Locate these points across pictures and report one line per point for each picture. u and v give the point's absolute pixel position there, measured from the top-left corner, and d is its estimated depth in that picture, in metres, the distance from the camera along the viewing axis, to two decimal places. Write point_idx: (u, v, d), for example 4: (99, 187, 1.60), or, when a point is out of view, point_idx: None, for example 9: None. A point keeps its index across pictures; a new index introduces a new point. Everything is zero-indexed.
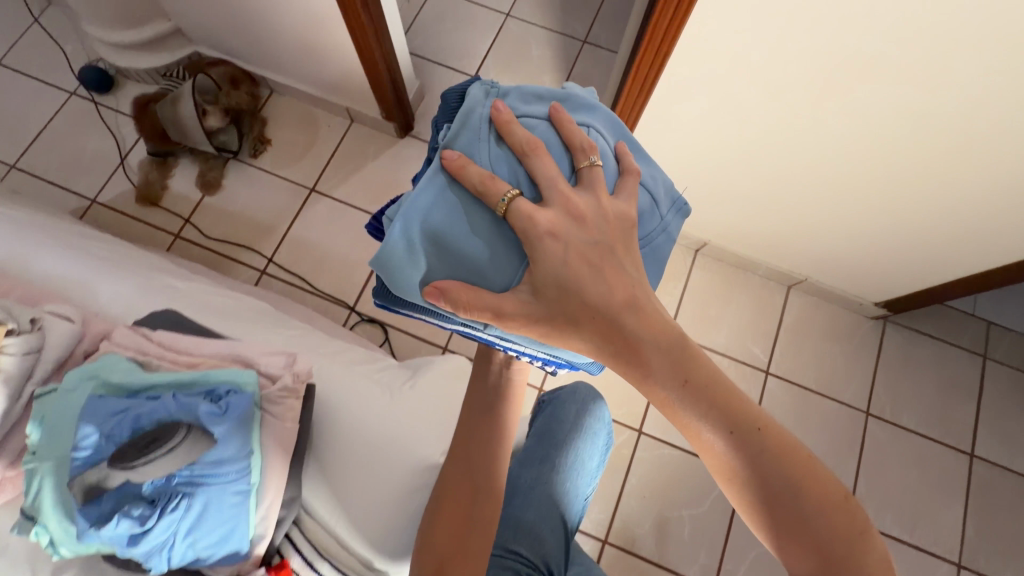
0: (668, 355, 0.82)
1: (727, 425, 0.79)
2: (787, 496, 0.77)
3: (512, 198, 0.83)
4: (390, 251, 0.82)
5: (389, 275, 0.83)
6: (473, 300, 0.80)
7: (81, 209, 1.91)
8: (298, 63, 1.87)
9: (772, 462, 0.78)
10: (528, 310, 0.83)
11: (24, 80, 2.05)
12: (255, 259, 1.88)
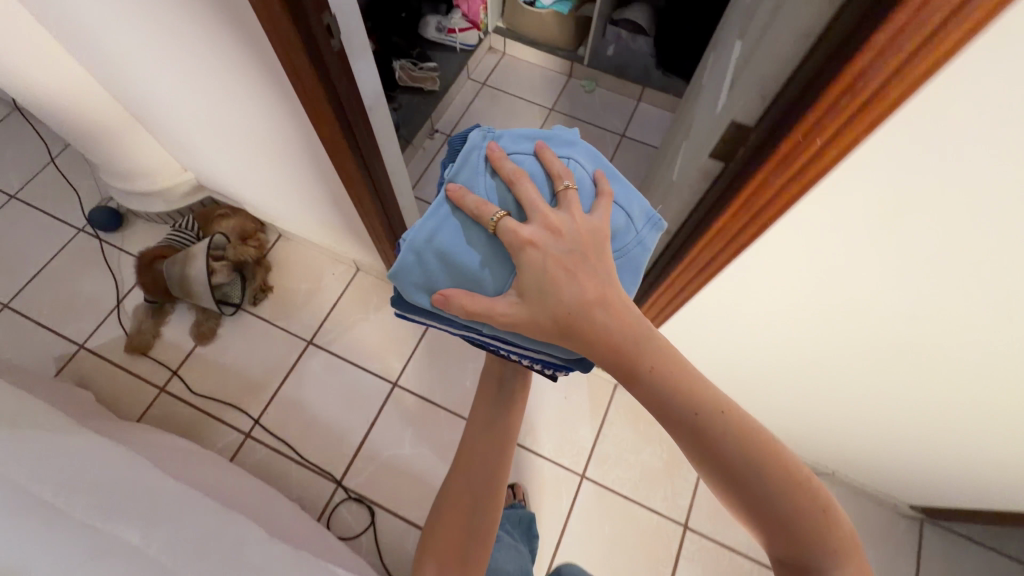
0: (646, 351, 0.77)
1: (690, 414, 0.75)
2: (751, 482, 0.73)
3: (503, 218, 0.80)
4: (406, 269, 0.83)
5: (402, 288, 0.84)
6: (471, 303, 0.78)
7: (66, 356, 1.82)
8: (307, 220, 1.86)
9: (738, 451, 0.74)
10: (520, 309, 0.78)
11: (33, 216, 2.04)
12: (241, 420, 1.76)
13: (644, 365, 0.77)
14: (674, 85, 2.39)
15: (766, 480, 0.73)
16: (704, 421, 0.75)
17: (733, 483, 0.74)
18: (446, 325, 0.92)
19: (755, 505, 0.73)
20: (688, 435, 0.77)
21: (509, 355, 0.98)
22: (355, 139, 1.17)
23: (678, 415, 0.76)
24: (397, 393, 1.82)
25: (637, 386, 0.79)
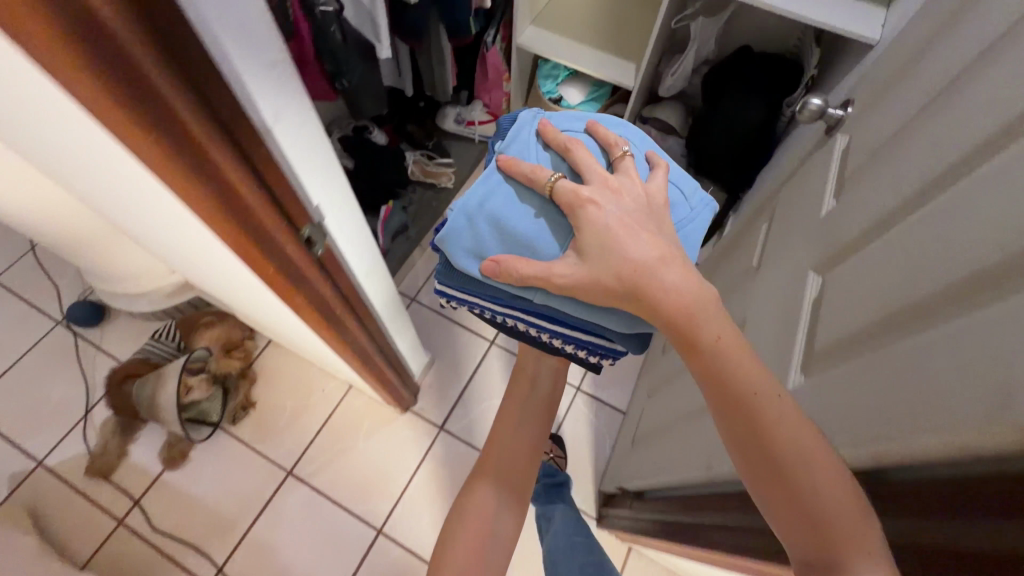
0: (714, 326, 0.71)
1: (742, 394, 0.67)
2: (808, 474, 0.61)
3: (560, 182, 0.81)
4: (459, 235, 0.87)
5: (453, 253, 0.88)
6: (528, 266, 0.80)
7: (21, 475, 1.65)
8: (297, 338, 1.69)
9: (798, 441, 0.63)
10: (577, 267, 0.78)
11: (10, 305, 1.90)
12: (203, 567, 1.56)
13: (709, 333, 0.71)
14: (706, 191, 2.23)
15: (825, 477, 0.60)
16: (762, 399, 0.66)
17: (782, 473, 0.62)
18: (488, 300, 0.95)
19: (807, 502, 0.60)
20: (746, 416, 0.66)
21: (550, 338, 0.99)
22: (353, 299, 1.02)
23: (733, 392, 0.68)
24: (381, 542, 1.61)
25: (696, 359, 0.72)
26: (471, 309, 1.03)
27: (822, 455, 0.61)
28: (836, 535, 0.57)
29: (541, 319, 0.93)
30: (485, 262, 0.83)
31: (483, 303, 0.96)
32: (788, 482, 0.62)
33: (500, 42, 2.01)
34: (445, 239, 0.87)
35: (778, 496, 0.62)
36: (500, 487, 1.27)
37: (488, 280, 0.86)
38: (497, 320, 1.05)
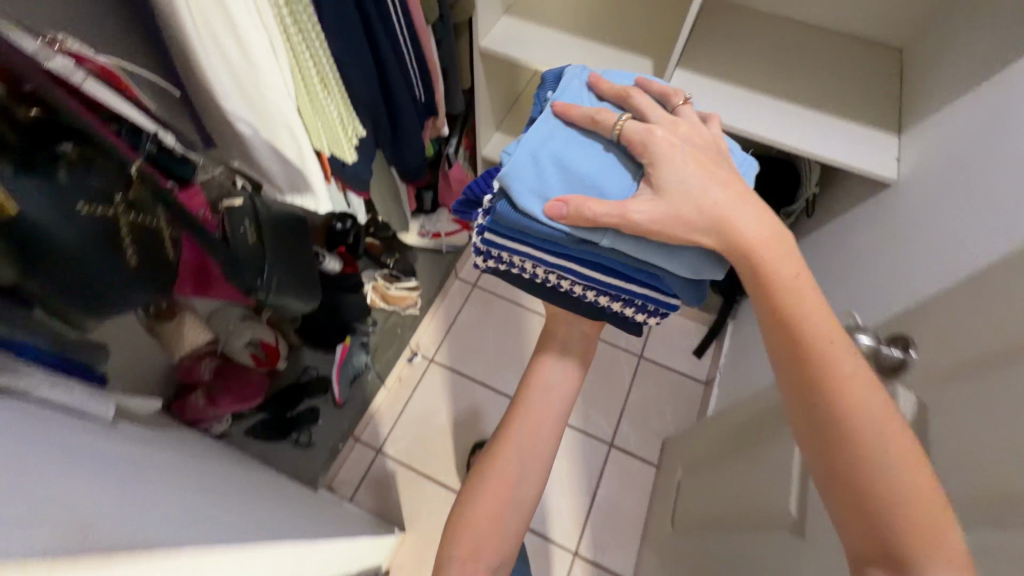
0: (791, 278, 0.76)
1: (821, 339, 0.71)
2: (873, 435, 0.65)
3: (632, 126, 0.83)
4: (523, 175, 0.82)
5: (514, 199, 0.82)
6: (601, 207, 0.77)
7: None
8: None
9: (865, 398, 0.67)
10: (660, 199, 0.78)
11: None
12: None
13: (784, 275, 0.76)
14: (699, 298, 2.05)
15: (887, 438, 0.64)
16: (832, 349, 0.71)
17: (846, 434, 0.66)
18: (539, 252, 0.90)
19: (869, 458, 0.64)
20: (815, 369, 0.70)
21: (597, 296, 0.97)
22: None
23: (810, 341, 0.72)
24: None
25: (768, 306, 0.76)
26: (510, 265, 0.97)
27: (888, 421, 0.66)
28: (897, 500, 0.61)
29: (594, 270, 0.90)
30: (551, 203, 0.79)
31: (532, 253, 0.91)
32: (853, 446, 0.65)
33: (464, 156, 1.82)
34: (510, 183, 0.81)
35: (838, 458, 0.66)
36: (529, 450, 1.02)
37: (551, 226, 0.82)
38: (534, 281, 0.99)
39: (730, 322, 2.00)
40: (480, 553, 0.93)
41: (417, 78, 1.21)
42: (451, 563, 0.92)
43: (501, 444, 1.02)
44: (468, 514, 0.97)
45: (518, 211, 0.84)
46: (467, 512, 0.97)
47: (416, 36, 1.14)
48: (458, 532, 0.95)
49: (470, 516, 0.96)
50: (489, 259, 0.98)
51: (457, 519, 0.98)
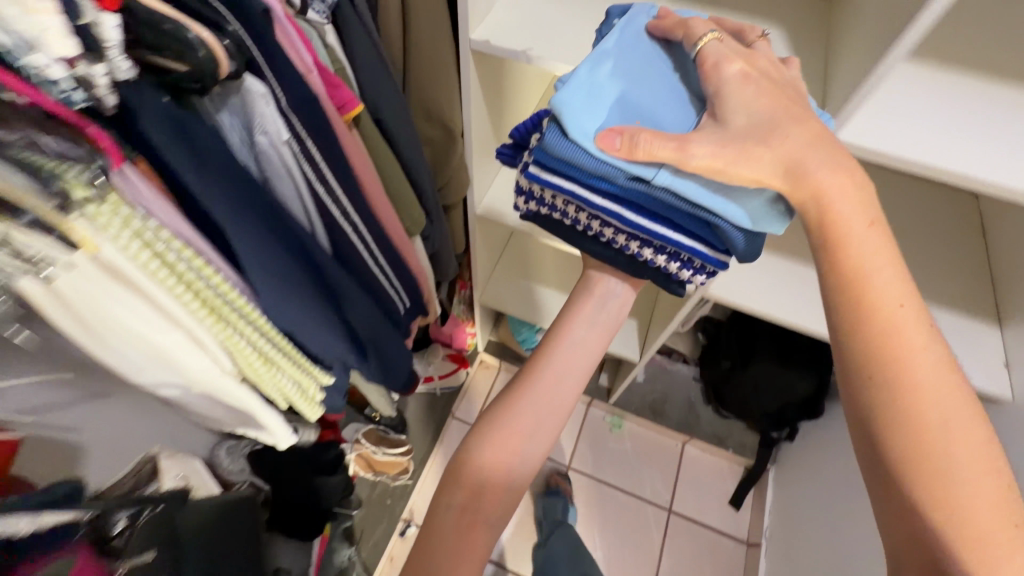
0: (863, 232, 0.57)
1: (892, 304, 0.54)
2: (925, 422, 0.50)
3: (711, 48, 0.63)
4: (581, 102, 0.64)
5: (570, 134, 0.65)
6: (660, 144, 0.59)
7: None
8: None
9: (929, 386, 0.51)
10: (723, 141, 0.60)
11: None
12: None
13: (859, 226, 0.58)
14: (732, 436, 1.81)
15: (949, 428, 0.49)
16: (896, 317, 0.54)
17: (888, 418, 0.52)
18: (590, 197, 0.71)
19: (913, 452, 0.50)
20: (873, 345, 0.54)
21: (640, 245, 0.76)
22: None
23: (887, 316, 0.54)
24: None
25: (834, 268, 0.58)
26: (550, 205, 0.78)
27: (956, 408, 0.50)
28: (933, 496, 0.48)
29: (641, 219, 0.72)
30: (603, 134, 0.62)
31: (580, 196, 0.72)
32: (895, 429, 0.51)
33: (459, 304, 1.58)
34: (565, 119, 0.63)
35: (873, 436, 0.53)
36: (551, 395, 0.80)
37: (602, 160, 0.64)
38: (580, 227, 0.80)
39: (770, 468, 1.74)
40: (483, 517, 0.72)
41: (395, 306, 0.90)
42: (446, 521, 0.71)
43: (525, 389, 0.80)
44: (475, 468, 0.75)
45: (564, 147, 0.66)
46: (480, 460, 0.75)
47: (395, 265, 0.84)
48: (458, 484, 0.74)
49: (481, 466, 0.74)
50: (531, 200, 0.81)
51: (455, 471, 0.76)
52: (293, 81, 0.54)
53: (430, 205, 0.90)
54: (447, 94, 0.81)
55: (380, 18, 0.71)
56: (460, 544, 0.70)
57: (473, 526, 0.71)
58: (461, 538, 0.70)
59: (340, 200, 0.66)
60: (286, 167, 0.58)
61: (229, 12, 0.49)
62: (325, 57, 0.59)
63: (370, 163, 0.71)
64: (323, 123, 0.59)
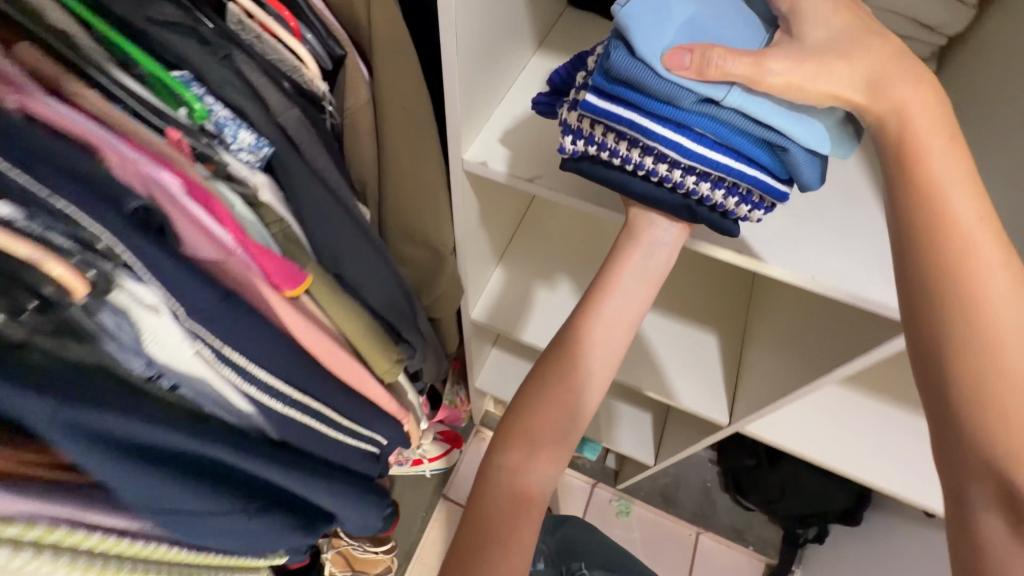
0: (941, 144, 0.42)
1: (967, 221, 0.40)
2: (994, 357, 0.37)
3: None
4: (650, 10, 0.47)
5: (632, 46, 0.47)
6: (738, 61, 0.44)
7: None
8: None
9: (1005, 317, 0.38)
10: (814, 60, 0.44)
11: None
12: None
13: (938, 147, 0.42)
14: (752, 528, 1.59)
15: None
16: (968, 232, 0.40)
17: (958, 352, 0.38)
18: (652, 128, 0.50)
19: (989, 393, 0.37)
20: (939, 269, 0.40)
21: (716, 193, 0.52)
22: None
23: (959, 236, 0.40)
24: None
25: (902, 175, 0.43)
26: (593, 147, 0.54)
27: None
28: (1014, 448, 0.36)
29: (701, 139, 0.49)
30: (669, 51, 0.45)
31: (639, 128, 0.50)
32: (958, 359, 0.38)
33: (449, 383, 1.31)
34: (627, 26, 0.46)
35: (934, 367, 0.39)
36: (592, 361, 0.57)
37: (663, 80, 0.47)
38: (628, 185, 0.55)
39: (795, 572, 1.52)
40: (538, 479, 0.54)
41: (367, 467, 0.72)
42: (501, 488, 0.52)
43: (574, 346, 0.58)
44: (524, 428, 0.55)
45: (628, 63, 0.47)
46: (529, 420, 0.56)
47: (363, 425, 0.67)
48: (515, 431, 0.55)
49: (536, 431, 0.55)
50: (575, 141, 0.55)
51: (513, 424, 0.56)
52: (198, 287, 0.37)
53: (422, 347, 0.74)
54: (433, 215, 0.65)
55: (347, 135, 0.55)
56: (520, 515, 0.51)
57: (529, 494, 0.52)
58: (519, 505, 0.52)
59: (284, 391, 0.50)
60: (197, 375, 0.43)
61: (82, 213, 0.32)
62: (260, 227, 0.43)
63: (331, 327, 0.55)
64: (253, 323, 0.42)
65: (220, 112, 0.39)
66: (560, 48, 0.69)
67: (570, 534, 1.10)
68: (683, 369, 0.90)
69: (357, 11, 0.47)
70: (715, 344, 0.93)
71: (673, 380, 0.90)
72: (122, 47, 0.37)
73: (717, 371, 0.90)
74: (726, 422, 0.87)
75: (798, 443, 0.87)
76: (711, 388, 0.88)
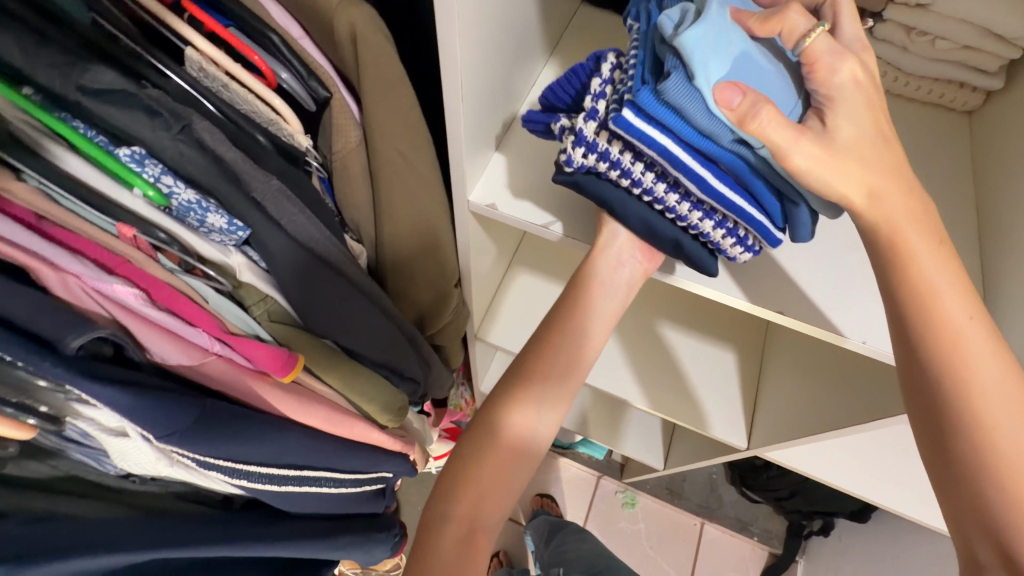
0: (924, 237, 0.36)
1: (960, 333, 0.34)
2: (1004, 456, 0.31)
3: (823, 40, 0.36)
4: (716, 29, 0.35)
5: (691, 69, 0.35)
6: (783, 127, 0.34)
7: None
8: None
9: (1006, 415, 0.32)
10: (840, 157, 0.35)
11: None
12: None
13: (918, 229, 0.36)
14: (757, 520, 1.22)
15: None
16: (963, 343, 0.34)
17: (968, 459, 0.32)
18: (682, 158, 0.38)
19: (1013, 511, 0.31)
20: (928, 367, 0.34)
21: (721, 236, 0.42)
22: None
23: (955, 347, 0.34)
24: None
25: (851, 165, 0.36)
26: (603, 163, 0.41)
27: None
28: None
29: (721, 195, 0.39)
30: (724, 81, 0.34)
31: (670, 158, 0.38)
32: (970, 474, 0.32)
33: (457, 389, 0.97)
34: (685, 45, 0.34)
35: (944, 469, 0.34)
36: (538, 392, 0.46)
37: (711, 120, 0.36)
38: (630, 213, 0.44)
39: (801, 567, 1.17)
40: (484, 520, 0.42)
41: (373, 507, 0.63)
42: (443, 540, 0.40)
43: (532, 364, 0.47)
44: (468, 469, 0.43)
45: (680, 96, 0.36)
46: (469, 460, 0.43)
47: (371, 471, 0.57)
48: (461, 478, 0.43)
49: (483, 474, 0.43)
50: (586, 154, 0.40)
51: (452, 460, 0.44)
52: (169, 414, 0.32)
53: (428, 379, 0.62)
54: (435, 256, 0.55)
55: (339, 179, 0.48)
56: (463, 563, 0.40)
57: (473, 535, 0.41)
58: (463, 553, 0.40)
59: (277, 472, 0.45)
60: (180, 476, 0.39)
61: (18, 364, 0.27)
62: (239, 312, 0.38)
63: (329, 391, 0.49)
64: (237, 426, 0.37)
65: (182, 195, 0.33)
66: (576, 56, 0.58)
67: (563, 542, 1.01)
68: (692, 382, 0.75)
69: (339, 41, 0.39)
70: (732, 362, 0.75)
71: (692, 400, 0.74)
72: (55, 127, 0.31)
73: (734, 393, 0.73)
74: (745, 449, 0.72)
75: (808, 463, 0.73)
76: (728, 410, 0.73)
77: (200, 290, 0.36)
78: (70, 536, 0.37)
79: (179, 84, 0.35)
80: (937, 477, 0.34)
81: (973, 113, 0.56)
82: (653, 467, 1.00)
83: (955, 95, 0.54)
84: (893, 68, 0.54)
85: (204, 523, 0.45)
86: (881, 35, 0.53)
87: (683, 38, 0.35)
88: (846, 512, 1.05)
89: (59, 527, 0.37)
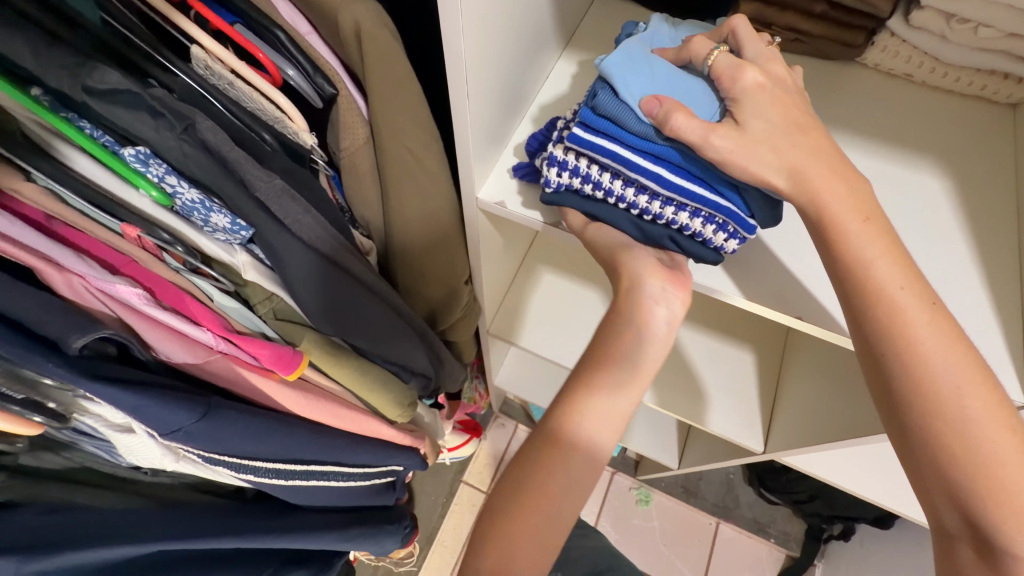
0: (872, 218, 0.35)
1: (890, 300, 0.34)
2: (965, 435, 0.32)
3: (724, 57, 0.37)
4: (632, 53, 0.38)
5: (615, 87, 0.38)
6: (698, 122, 0.35)
7: None
8: None
9: (955, 388, 0.32)
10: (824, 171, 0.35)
11: None
12: None
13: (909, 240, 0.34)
14: (776, 522, 1.19)
15: (990, 439, 0.32)
16: (900, 312, 0.33)
17: (933, 441, 0.33)
18: (635, 160, 0.39)
19: (951, 458, 0.32)
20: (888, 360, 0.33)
21: (703, 227, 0.40)
22: None
23: (890, 313, 0.34)
24: None
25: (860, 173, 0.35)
26: (577, 180, 0.42)
27: (999, 415, 0.32)
28: (1000, 516, 0.32)
29: (675, 185, 0.39)
30: (645, 96, 0.37)
31: (623, 162, 0.39)
32: (916, 426, 0.33)
33: (471, 383, 0.96)
34: (606, 69, 0.37)
35: (910, 450, 0.34)
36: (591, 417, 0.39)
37: (642, 123, 0.38)
38: (618, 223, 0.43)
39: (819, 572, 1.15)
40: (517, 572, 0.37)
41: (382, 499, 0.63)
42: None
43: None
44: (493, 525, 0.38)
45: (608, 104, 0.38)
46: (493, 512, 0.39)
47: (380, 465, 0.57)
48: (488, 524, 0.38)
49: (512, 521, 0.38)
50: (559, 173, 0.42)
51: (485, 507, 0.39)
52: (174, 412, 0.32)
53: (439, 373, 0.61)
54: (445, 254, 0.55)
55: (347, 175, 0.48)
56: None
57: None
58: None
59: (284, 467, 0.45)
60: (187, 469, 0.40)
61: (26, 367, 0.28)
62: (246, 312, 0.39)
63: (338, 388, 0.49)
64: (241, 421, 0.37)
65: (185, 195, 0.34)
66: (592, 48, 0.56)
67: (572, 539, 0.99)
68: (710, 382, 0.73)
69: (344, 37, 0.39)
70: (751, 363, 0.73)
71: (706, 398, 0.72)
72: (61, 127, 0.31)
73: (751, 393, 0.72)
74: (761, 452, 0.70)
75: (828, 468, 0.70)
76: (746, 412, 0.71)
77: (205, 289, 0.37)
78: (80, 527, 0.38)
79: (187, 83, 0.36)
80: (892, 433, 0.35)
81: (1019, 105, 0.52)
82: (668, 466, 0.99)
83: (997, 87, 0.50)
84: (929, 58, 0.51)
85: (214, 514, 0.47)
86: (918, 24, 0.49)
87: (603, 62, 0.38)
88: (868, 518, 1.02)
89: (73, 518, 0.39)
